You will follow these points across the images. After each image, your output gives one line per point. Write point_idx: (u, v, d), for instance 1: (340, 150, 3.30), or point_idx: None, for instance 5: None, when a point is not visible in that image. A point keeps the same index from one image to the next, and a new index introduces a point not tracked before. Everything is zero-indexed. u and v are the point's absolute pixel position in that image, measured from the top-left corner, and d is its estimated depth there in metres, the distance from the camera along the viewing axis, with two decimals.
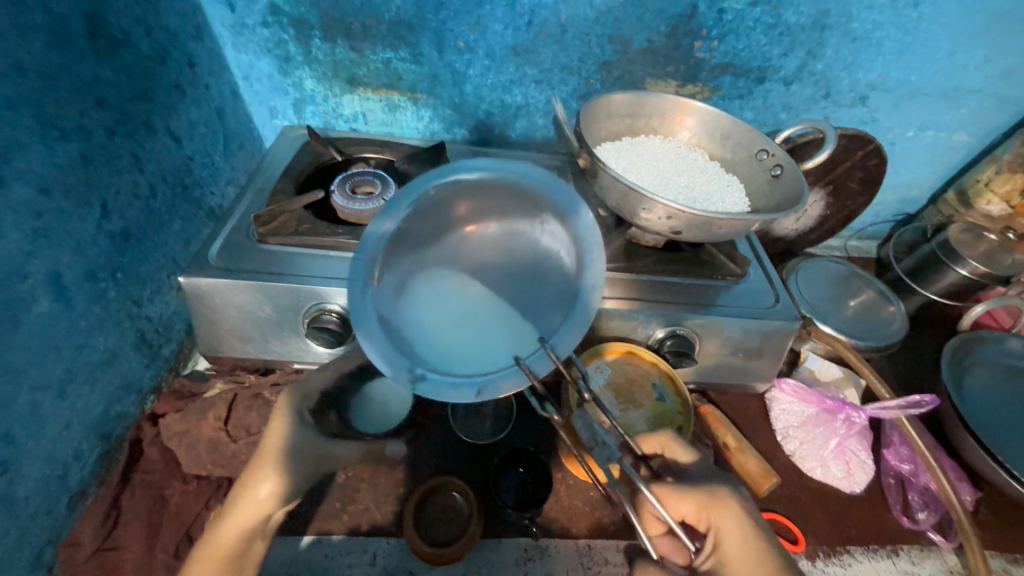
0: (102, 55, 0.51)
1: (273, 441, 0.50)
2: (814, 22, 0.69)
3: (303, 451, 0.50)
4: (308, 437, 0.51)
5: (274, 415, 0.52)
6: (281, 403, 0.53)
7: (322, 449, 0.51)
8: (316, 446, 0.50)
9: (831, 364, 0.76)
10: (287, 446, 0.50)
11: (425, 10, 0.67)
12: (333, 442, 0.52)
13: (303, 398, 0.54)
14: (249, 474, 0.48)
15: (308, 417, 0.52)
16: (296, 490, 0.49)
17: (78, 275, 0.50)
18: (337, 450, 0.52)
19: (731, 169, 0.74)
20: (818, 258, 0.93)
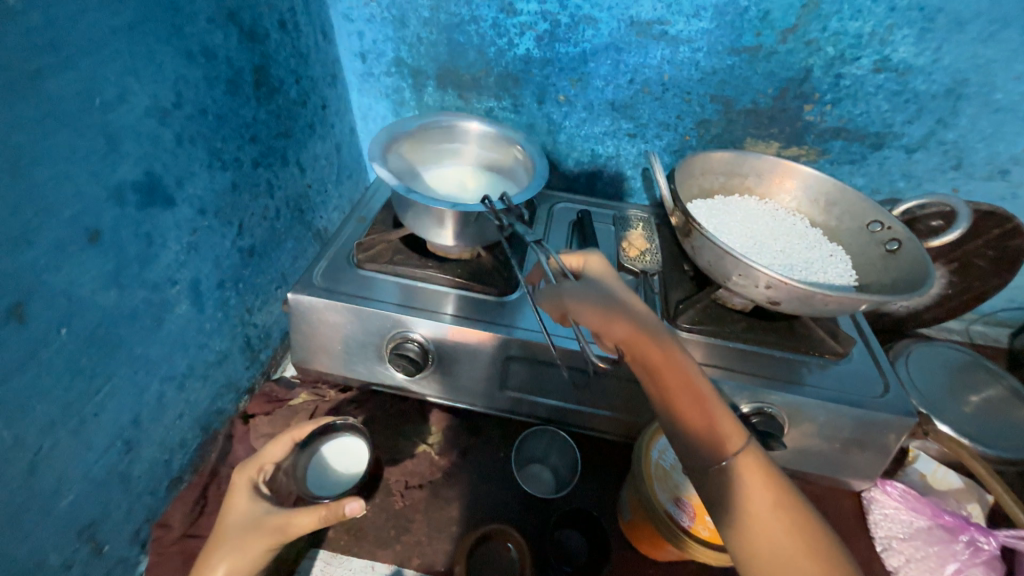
0: (260, 100, 0.60)
1: (228, 522, 0.48)
2: (948, 91, 0.64)
3: (254, 526, 0.47)
4: (257, 512, 0.48)
5: (229, 493, 0.51)
6: (235, 480, 0.51)
7: (271, 523, 0.47)
8: (267, 519, 0.47)
9: (948, 472, 0.66)
10: (239, 523, 0.48)
11: (532, 66, 0.71)
12: (280, 514, 0.48)
13: (258, 470, 0.52)
14: (203, 557, 0.46)
15: (260, 490, 0.51)
16: (252, 567, 0.47)
17: (212, 283, 0.57)
18: (291, 521, 0.47)
19: (836, 238, 0.69)
20: (934, 342, 0.82)
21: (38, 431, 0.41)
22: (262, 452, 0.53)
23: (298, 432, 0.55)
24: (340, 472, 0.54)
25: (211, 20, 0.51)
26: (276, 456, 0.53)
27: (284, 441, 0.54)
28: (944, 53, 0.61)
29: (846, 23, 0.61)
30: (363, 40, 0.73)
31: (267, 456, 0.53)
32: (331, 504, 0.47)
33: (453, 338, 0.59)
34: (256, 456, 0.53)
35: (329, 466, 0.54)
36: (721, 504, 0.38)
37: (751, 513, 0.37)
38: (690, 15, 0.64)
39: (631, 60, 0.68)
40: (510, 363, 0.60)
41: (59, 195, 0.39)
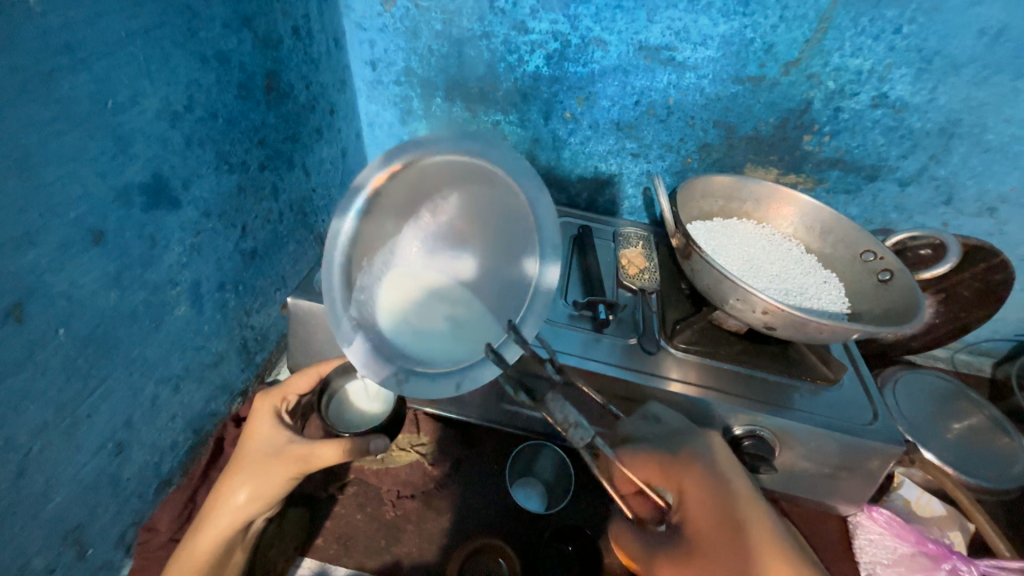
0: (271, 105, 0.60)
1: (253, 444, 0.53)
2: (942, 129, 0.66)
3: (279, 454, 0.52)
4: (278, 438, 0.53)
5: (253, 420, 0.55)
6: (258, 408, 0.56)
7: (293, 453, 0.51)
8: (288, 449, 0.52)
9: (931, 499, 0.68)
10: (265, 449, 0.53)
11: (540, 83, 0.73)
12: (301, 446, 0.51)
13: (281, 400, 0.57)
14: (225, 484, 0.51)
15: (283, 419, 0.55)
16: (271, 495, 0.51)
17: (212, 285, 0.57)
18: (312, 452, 0.51)
19: (829, 264, 0.70)
20: (920, 370, 0.84)
21: (28, 433, 0.40)
22: (287, 384, 0.57)
23: (324, 366, 0.58)
24: (363, 411, 0.57)
25: (226, 26, 0.51)
26: (298, 389, 0.57)
27: (308, 376, 0.58)
28: (939, 93, 0.63)
29: (846, 59, 0.63)
30: (374, 48, 0.74)
31: (290, 388, 0.57)
32: (355, 439, 0.50)
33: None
34: (281, 387, 0.57)
35: (354, 402, 0.57)
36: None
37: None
38: (698, 43, 0.65)
39: (638, 82, 0.70)
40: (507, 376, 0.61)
41: (66, 196, 0.39)
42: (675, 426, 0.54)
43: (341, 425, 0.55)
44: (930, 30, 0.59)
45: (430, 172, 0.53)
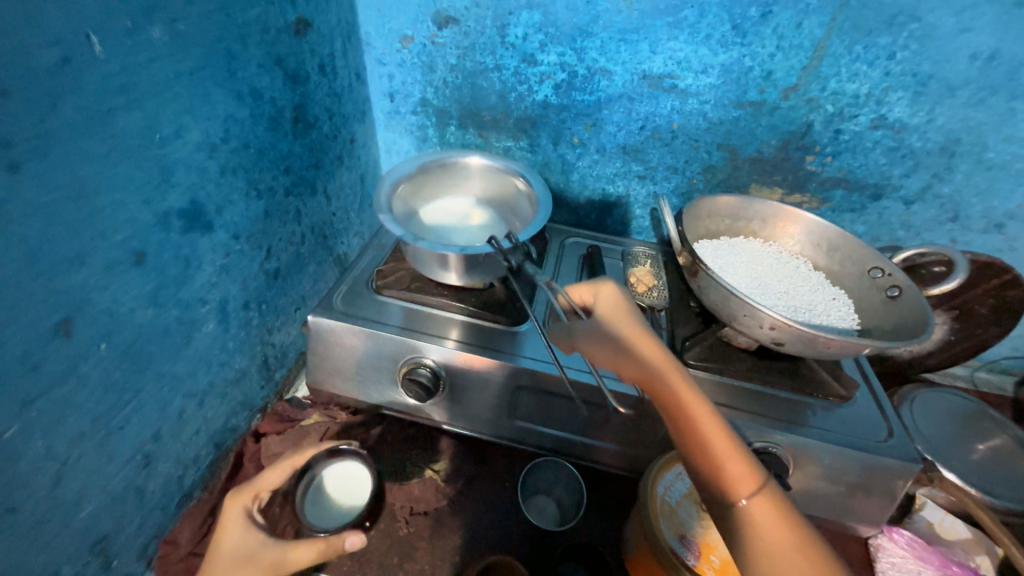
0: (297, 135, 0.64)
1: (219, 558, 0.44)
2: (942, 148, 0.67)
3: (251, 564, 0.43)
4: (253, 545, 0.44)
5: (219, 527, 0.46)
6: (227, 510, 0.46)
7: (266, 559, 0.43)
8: (262, 554, 0.44)
9: (955, 522, 0.66)
10: (232, 558, 0.44)
11: (549, 111, 0.76)
12: (275, 549, 0.44)
13: (252, 498, 0.48)
14: None
15: (256, 519, 0.47)
16: None
17: (238, 304, 0.60)
18: (286, 557, 0.44)
19: (837, 281, 0.71)
20: (937, 388, 0.83)
21: (67, 442, 0.42)
22: (260, 479, 0.49)
23: (300, 458, 0.51)
24: (340, 504, 0.52)
25: (261, 66, 0.56)
26: (273, 484, 0.49)
27: (283, 466, 0.50)
28: (938, 114, 0.65)
29: (843, 84, 0.65)
30: (392, 81, 0.79)
31: (264, 483, 0.49)
32: (332, 537, 0.45)
33: (467, 364, 0.61)
34: (252, 483, 0.48)
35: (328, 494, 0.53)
36: (738, 546, 0.37)
37: (785, 514, 0.37)
38: (699, 71, 0.68)
39: (642, 108, 0.73)
40: (519, 392, 0.62)
41: (115, 221, 0.42)
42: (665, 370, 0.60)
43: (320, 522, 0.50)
44: (924, 56, 0.62)
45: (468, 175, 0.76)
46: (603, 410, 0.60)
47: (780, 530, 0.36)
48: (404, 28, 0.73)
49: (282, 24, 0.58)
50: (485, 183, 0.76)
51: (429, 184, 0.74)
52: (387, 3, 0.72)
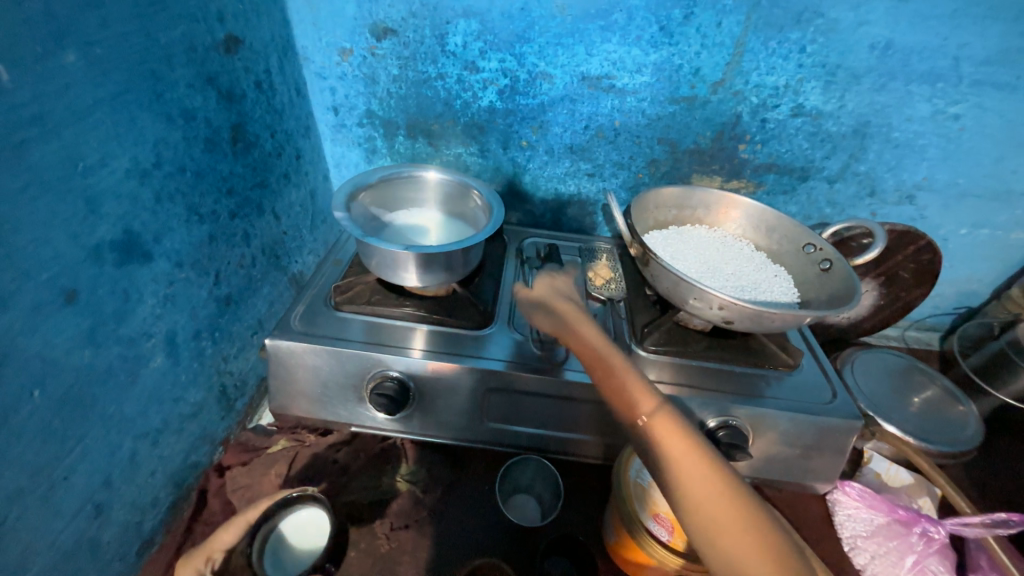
0: (238, 154, 0.62)
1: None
2: (855, 130, 0.74)
3: None
4: None
5: None
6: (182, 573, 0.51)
7: None
8: None
9: (899, 469, 0.72)
10: None
11: (495, 116, 0.78)
12: None
13: (206, 560, 0.52)
14: None
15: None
16: None
17: (188, 334, 0.57)
18: None
19: (778, 259, 0.76)
20: (874, 349, 0.90)
21: (4, 500, 0.39)
22: (212, 540, 0.53)
23: (251, 513, 0.54)
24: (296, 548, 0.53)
25: (191, 86, 0.54)
26: (226, 543, 0.53)
27: (236, 526, 0.53)
28: (848, 100, 0.71)
29: (764, 76, 0.71)
30: (335, 95, 0.78)
31: (215, 544, 0.53)
32: None
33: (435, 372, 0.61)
34: (206, 545, 0.53)
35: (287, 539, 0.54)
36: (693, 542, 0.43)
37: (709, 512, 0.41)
38: (634, 71, 0.72)
39: (585, 109, 0.76)
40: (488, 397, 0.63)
41: (39, 258, 0.40)
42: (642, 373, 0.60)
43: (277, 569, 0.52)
44: (829, 48, 0.67)
45: (424, 191, 0.77)
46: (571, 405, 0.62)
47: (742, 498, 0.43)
48: (342, 40, 0.73)
49: (211, 42, 0.56)
50: (440, 198, 0.77)
51: (390, 198, 0.75)
52: (322, 17, 0.71)
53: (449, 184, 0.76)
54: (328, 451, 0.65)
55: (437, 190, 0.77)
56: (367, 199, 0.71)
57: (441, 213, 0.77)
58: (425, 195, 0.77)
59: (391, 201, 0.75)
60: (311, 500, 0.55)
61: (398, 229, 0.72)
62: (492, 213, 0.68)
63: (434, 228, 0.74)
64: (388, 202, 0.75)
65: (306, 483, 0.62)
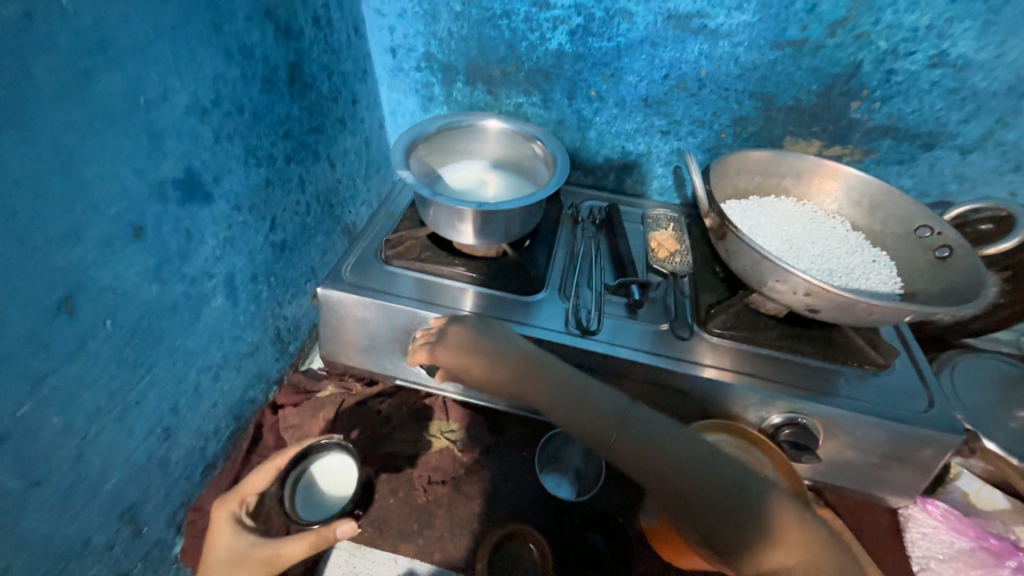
0: (295, 96, 0.61)
1: (214, 559, 0.47)
2: (1012, 88, 0.59)
3: (241, 561, 0.47)
4: (243, 545, 0.48)
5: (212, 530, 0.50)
6: (215, 516, 0.50)
7: (259, 553, 0.47)
8: (255, 549, 0.47)
9: (997, 495, 0.63)
10: (226, 557, 0.47)
11: (563, 61, 0.70)
12: (268, 544, 0.47)
13: (240, 503, 0.51)
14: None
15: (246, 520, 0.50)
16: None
17: (246, 277, 0.59)
18: (280, 550, 0.47)
19: (878, 242, 0.66)
20: (980, 353, 0.78)
21: (85, 418, 0.43)
22: (244, 484, 0.52)
23: (280, 458, 0.54)
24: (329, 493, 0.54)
25: (249, 19, 0.51)
26: (258, 486, 0.53)
27: (266, 470, 0.53)
28: (1009, 48, 0.57)
29: (900, 15, 0.57)
30: (393, 35, 0.73)
31: (248, 487, 0.52)
32: (321, 528, 0.48)
33: (459, 347, 0.55)
34: (237, 489, 0.52)
35: (318, 485, 0.55)
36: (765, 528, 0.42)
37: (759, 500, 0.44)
38: (732, 8, 0.61)
39: (667, 54, 0.66)
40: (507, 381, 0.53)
41: (107, 193, 0.40)
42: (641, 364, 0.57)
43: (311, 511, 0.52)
44: None
45: (479, 144, 0.72)
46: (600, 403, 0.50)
47: (781, 552, 0.41)
48: None
49: None
50: (497, 152, 0.72)
51: (446, 150, 0.71)
52: None
53: (507, 136, 0.70)
54: (372, 401, 0.66)
55: (493, 143, 0.72)
56: (423, 150, 0.67)
57: (498, 168, 0.72)
58: (481, 149, 0.73)
59: (447, 154, 0.72)
60: (338, 447, 0.56)
61: (453, 183, 0.69)
62: (556, 169, 0.63)
63: (492, 184, 0.70)
64: (444, 154, 0.71)
65: (351, 429, 0.64)
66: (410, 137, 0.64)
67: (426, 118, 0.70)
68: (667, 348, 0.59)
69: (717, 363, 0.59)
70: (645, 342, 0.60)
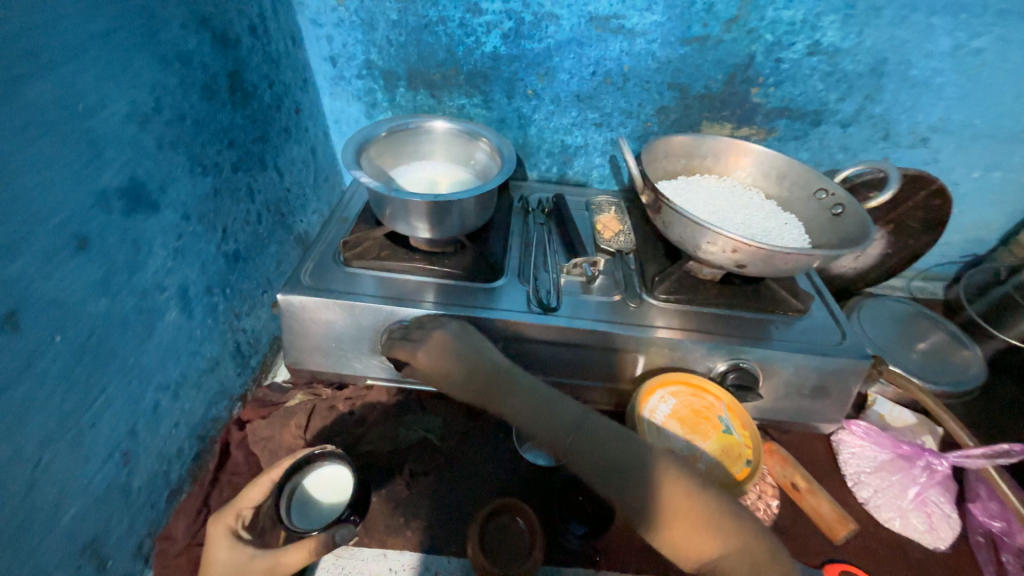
0: (237, 105, 0.61)
1: (212, 575, 0.47)
2: (872, 69, 0.72)
3: (241, 574, 0.47)
4: (243, 559, 0.48)
5: (206, 544, 0.49)
6: (210, 532, 0.50)
7: (259, 566, 0.47)
8: (253, 563, 0.47)
9: (902, 410, 0.74)
10: (225, 571, 0.48)
11: (499, 63, 0.75)
12: (267, 557, 0.48)
13: (235, 517, 0.51)
14: None
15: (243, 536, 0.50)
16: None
17: (200, 289, 0.57)
18: (280, 561, 0.48)
19: (787, 207, 0.75)
20: (880, 297, 0.91)
21: (36, 444, 0.40)
22: (239, 498, 0.52)
23: (275, 471, 0.54)
24: (324, 502, 0.54)
25: (184, 27, 0.51)
26: (254, 500, 0.52)
27: (261, 483, 0.53)
28: (865, 36, 0.69)
29: (780, 12, 0.68)
30: (332, 44, 0.75)
31: (243, 501, 0.52)
32: (320, 535, 0.48)
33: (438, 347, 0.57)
34: (232, 503, 0.52)
35: (312, 496, 0.54)
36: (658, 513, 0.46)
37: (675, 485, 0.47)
38: (643, 10, 0.69)
39: (592, 53, 0.73)
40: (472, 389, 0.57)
41: (46, 203, 0.39)
42: (598, 341, 0.62)
43: (307, 522, 0.52)
44: None
45: (428, 144, 0.75)
46: (553, 409, 0.54)
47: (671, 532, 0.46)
48: None
49: None
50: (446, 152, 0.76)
51: (396, 152, 0.73)
52: None
53: (455, 135, 0.74)
54: (344, 403, 0.66)
55: (441, 143, 0.75)
56: (373, 152, 0.69)
57: (448, 167, 0.75)
58: (430, 150, 0.76)
59: (398, 155, 0.74)
60: (333, 456, 0.56)
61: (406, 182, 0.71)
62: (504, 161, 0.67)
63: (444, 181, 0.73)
64: (394, 155, 0.73)
65: (324, 434, 0.64)
66: (360, 140, 0.65)
67: (372, 123, 0.72)
68: (622, 315, 0.65)
69: (667, 324, 0.65)
70: (602, 312, 0.65)
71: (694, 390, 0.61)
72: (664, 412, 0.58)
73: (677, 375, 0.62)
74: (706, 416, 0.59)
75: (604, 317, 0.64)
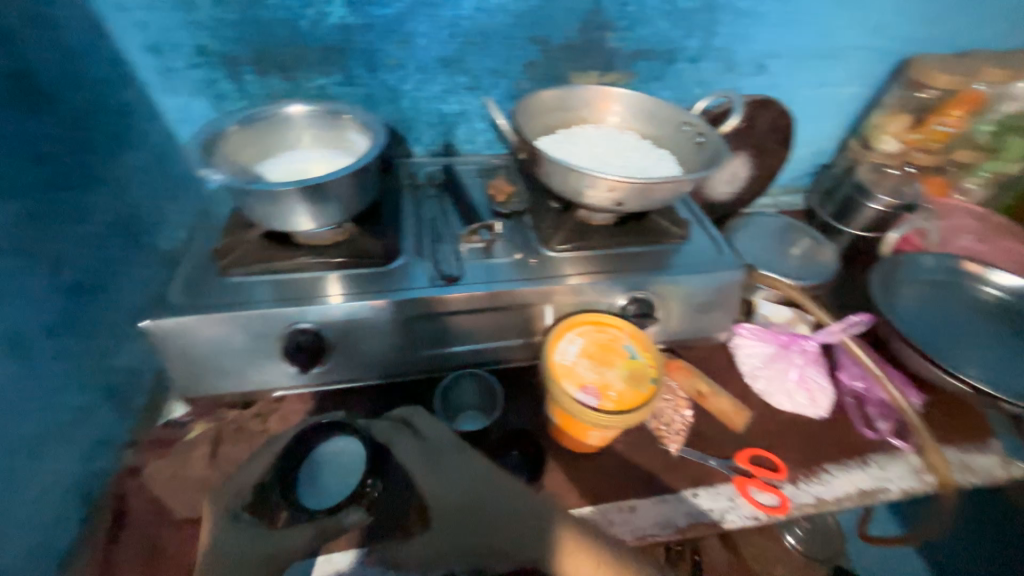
0: (35, 113, 0.52)
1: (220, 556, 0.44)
2: (706, 4, 0.77)
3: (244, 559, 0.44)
4: (250, 539, 0.45)
5: (204, 525, 0.47)
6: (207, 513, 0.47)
7: (262, 554, 0.44)
8: (257, 549, 0.45)
9: (781, 307, 0.84)
10: (233, 552, 0.45)
11: (351, 34, 0.70)
12: (272, 543, 0.45)
13: (239, 496, 0.48)
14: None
15: (244, 516, 0.47)
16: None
17: (37, 331, 0.49)
18: (285, 546, 0.45)
19: (659, 144, 0.80)
20: (754, 215, 1.01)
21: None
22: (239, 475, 0.49)
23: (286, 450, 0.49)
24: (336, 479, 0.48)
25: None
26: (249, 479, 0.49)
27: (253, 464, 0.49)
28: None
29: None
30: (151, 33, 0.66)
31: (242, 480, 0.49)
32: (326, 518, 0.46)
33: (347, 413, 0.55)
34: (231, 481, 0.49)
35: (323, 472, 0.49)
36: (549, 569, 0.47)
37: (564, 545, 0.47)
38: None
39: (446, 13, 0.71)
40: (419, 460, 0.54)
41: None
42: (505, 301, 0.63)
43: (317, 501, 0.47)
44: None
45: (293, 133, 0.70)
46: (467, 484, 0.52)
47: None
48: None
49: None
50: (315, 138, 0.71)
51: (256, 146, 0.67)
52: None
53: (318, 118, 0.69)
54: (253, 420, 0.62)
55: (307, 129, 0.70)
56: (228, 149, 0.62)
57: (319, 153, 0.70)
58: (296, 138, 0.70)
59: (261, 148, 0.68)
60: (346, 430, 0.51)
61: (273, 176, 0.65)
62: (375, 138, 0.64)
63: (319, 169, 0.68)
64: (256, 149, 0.67)
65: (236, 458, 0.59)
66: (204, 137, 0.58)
67: (220, 116, 0.65)
68: (524, 271, 0.66)
69: (567, 271, 0.67)
70: (505, 272, 0.65)
71: (598, 326, 0.64)
72: (574, 351, 0.61)
73: (581, 317, 0.65)
74: (612, 347, 0.62)
75: (507, 276, 0.65)
